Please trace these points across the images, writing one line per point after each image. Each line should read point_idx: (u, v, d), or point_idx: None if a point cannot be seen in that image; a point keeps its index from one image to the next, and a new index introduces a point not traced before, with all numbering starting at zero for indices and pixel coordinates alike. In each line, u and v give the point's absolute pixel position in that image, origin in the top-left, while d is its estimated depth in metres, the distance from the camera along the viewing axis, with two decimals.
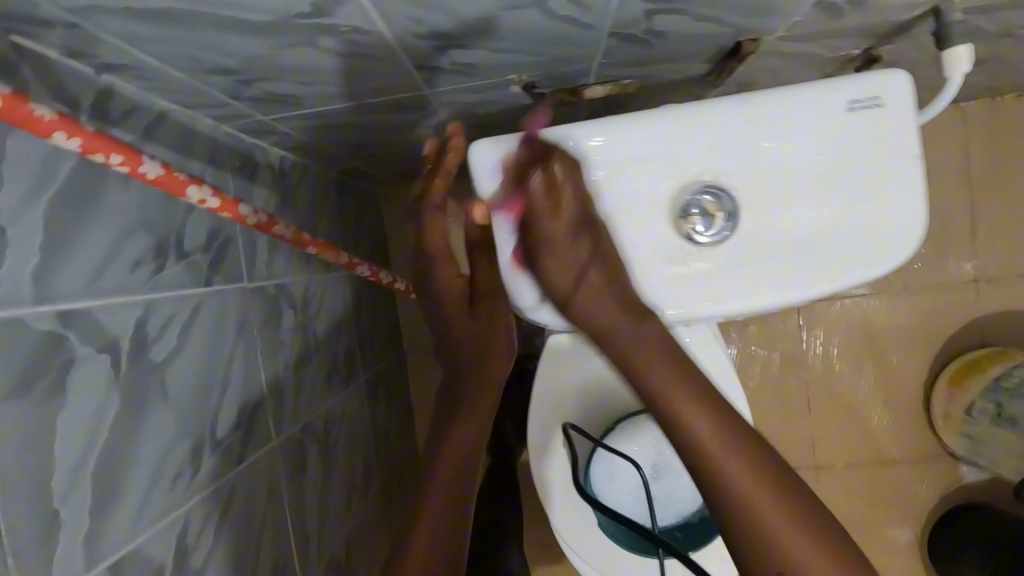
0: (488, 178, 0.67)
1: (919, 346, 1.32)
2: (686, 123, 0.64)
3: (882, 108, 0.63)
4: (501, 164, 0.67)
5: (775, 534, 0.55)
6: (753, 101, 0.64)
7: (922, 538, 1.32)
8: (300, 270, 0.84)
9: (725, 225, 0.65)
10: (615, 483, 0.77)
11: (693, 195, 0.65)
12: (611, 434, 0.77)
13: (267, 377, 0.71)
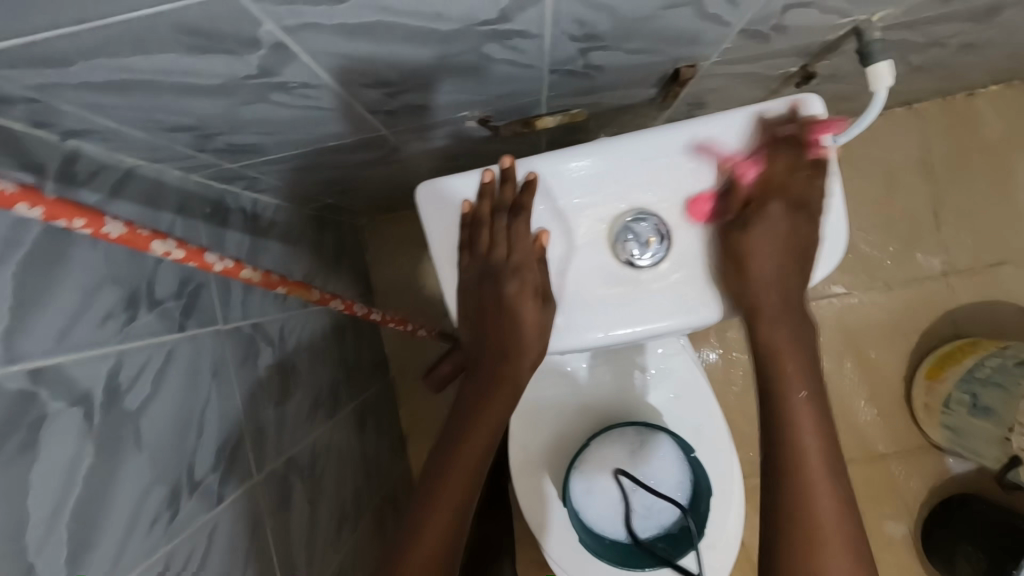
0: (437, 217, 0.69)
1: (896, 342, 1.35)
2: (615, 153, 0.66)
3: (800, 130, 0.65)
4: (455, 203, 0.68)
5: (822, 529, 0.56)
6: (677, 130, 0.65)
7: (917, 533, 1.32)
8: (276, 308, 0.86)
9: (660, 247, 0.67)
10: (593, 498, 0.78)
11: (629, 222, 0.66)
12: (587, 451, 0.79)
13: (246, 415, 0.73)
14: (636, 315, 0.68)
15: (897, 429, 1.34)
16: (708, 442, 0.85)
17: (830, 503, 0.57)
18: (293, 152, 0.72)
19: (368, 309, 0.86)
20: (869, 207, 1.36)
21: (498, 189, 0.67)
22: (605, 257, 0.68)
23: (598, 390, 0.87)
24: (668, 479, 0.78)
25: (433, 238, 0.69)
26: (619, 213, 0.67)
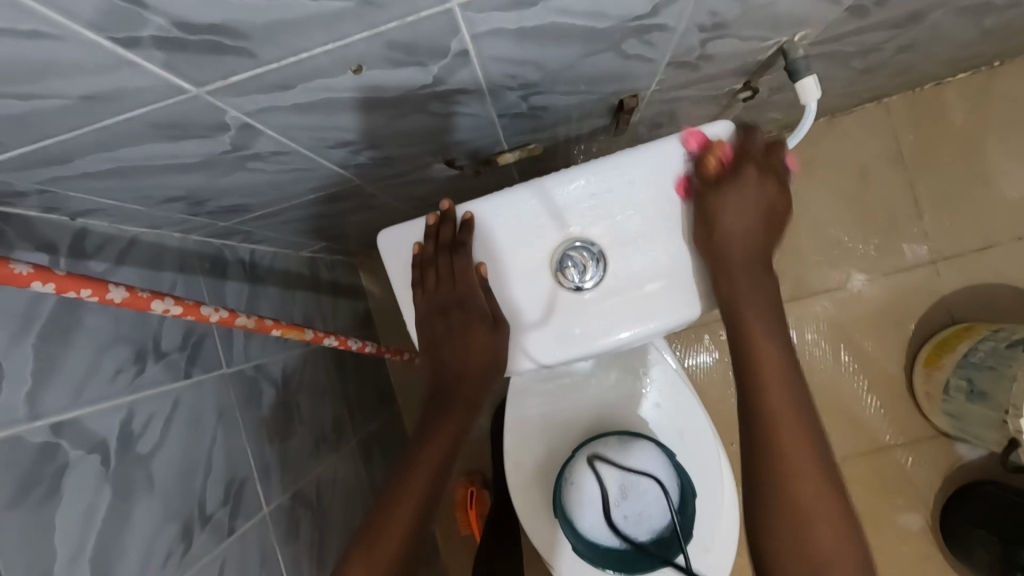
0: (395, 262, 0.75)
1: (892, 333, 1.35)
2: (542, 191, 0.71)
3: (714, 156, 0.69)
4: (405, 248, 0.75)
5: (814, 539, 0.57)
6: (597, 165, 0.70)
7: (933, 524, 1.31)
8: (277, 350, 0.92)
9: (598, 269, 0.70)
10: (589, 509, 0.79)
11: (566, 251, 0.71)
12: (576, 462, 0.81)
13: (252, 452, 0.79)
14: (584, 332, 0.72)
15: (901, 420, 1.34)
16: (693, 440, 0.89)
17: (812, 474, 0.59)
18: (279, 207, 0.79)
19: (362, 343, 0.91)
20: (849, 203, 1.39)
21: (439, 229, 0.72)
22: (546, 284, 0.72)
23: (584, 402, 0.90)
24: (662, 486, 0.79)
25: (395, 279, 0.75)
26: (557, 244, 0.71)
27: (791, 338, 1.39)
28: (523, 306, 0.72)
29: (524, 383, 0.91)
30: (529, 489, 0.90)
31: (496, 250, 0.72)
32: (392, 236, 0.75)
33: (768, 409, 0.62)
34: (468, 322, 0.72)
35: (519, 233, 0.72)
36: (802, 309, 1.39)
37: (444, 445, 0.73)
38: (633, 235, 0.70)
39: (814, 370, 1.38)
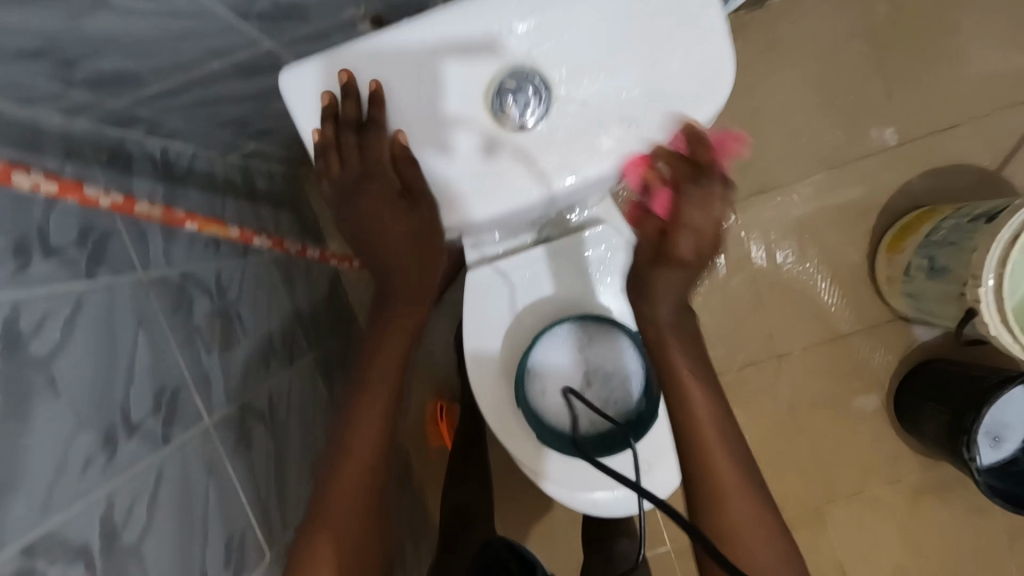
0: (307, 119, 0.69)
1: (857, 220, 1.34)
2: (473, 15, 0.66)
3: None
4: (310, 102, 0.69)
5: (733, 525, 0.68)
6: None
7: (888, 403, 1.36)
8: (208, 257, 0.84)
9: (539, 102, 0.66)
10: (548, 390, 0.87)
11: (501, 81, 0.66)
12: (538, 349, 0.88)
13: (188, 361, 0.73)
14: (524, 176, 0.69)
15: (862, 307, 1.36)
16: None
17: (724, 463, 0.70)
18: (181, 81, 0.68)
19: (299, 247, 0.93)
20: (818, 86, 1.33)
21: (339, 107, 0.67)
22: (484, 124, 0.68)
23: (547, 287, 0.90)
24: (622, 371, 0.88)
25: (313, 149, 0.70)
26: (494, 74, 0.67)
27: (758, 250, 1.37)
28: (440, 164, 0.69)
29: (481, 275, 0.89)
30: (495, 382, 0.89)
31: (402, 102, 0.68)
32: (297, 91, 0.68)
33: (687, 406, 0.73)
34: (389, 202, 0.71)
35: (425, 79, 0.67)
36: (769, 204, 1.36)
37: (392, 364, 0.76)
38: (585, 58, 0.66)
39: (781, 265, 1.37)
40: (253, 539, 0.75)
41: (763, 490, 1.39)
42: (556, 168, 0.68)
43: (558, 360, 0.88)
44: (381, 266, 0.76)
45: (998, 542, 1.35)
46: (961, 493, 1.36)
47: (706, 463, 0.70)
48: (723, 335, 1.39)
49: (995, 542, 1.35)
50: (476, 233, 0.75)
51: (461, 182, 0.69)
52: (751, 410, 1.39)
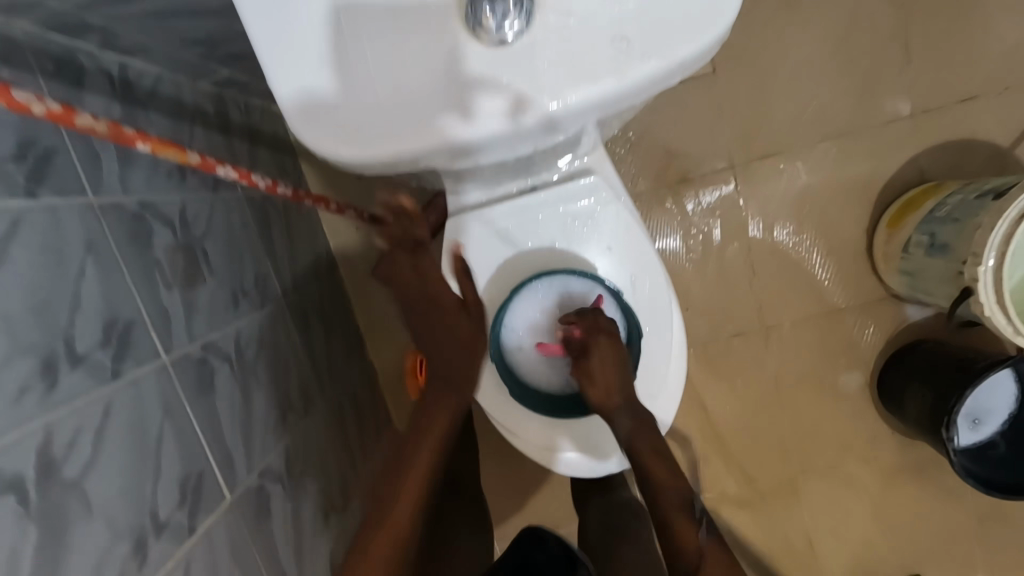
0: (271, 57, 0.63)
1: (860, 192, 1.29)
2: None
3: None
4: (271, 44, 0.63)
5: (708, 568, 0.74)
6: None
7: (871, 380, 1.35)
8: (170, 188, 0.79)
9: (519, 16, 0.61)
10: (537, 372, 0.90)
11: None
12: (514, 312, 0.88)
13: (144, 295, 0.69)
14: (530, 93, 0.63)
15: (857, 284, 1.33)
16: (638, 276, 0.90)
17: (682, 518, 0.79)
18: None
19: (273, 183, 0.86)
20: (831, 47, 1.26)
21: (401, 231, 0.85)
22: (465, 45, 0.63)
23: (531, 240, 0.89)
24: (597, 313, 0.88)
25: (274, 74, 0.64)
26: None
27: (756, 224, 1.33)
28: (429, 90, 0.64)
29: (460, 220, 0.89)
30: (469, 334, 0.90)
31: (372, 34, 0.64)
32: (255, 5, 0.63)
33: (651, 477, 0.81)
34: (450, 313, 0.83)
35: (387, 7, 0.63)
36: (771, 173, 1.31)
37: (435, 441, 0.83)
38: None
39: (777, 237, 1.33)
40: (213, 479, 0.72)
41: (740, 461, 1.40)
42: (559, 88, 0.63)
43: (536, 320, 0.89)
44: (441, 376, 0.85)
45: (965, 521, 1.37)
46: (934, 473, 1.37)
47: (671, 530, 0.78)
48: (712, 306, 1.36)
49: (963, 519, 1.37)
50: (485, 152, 0.70)
51: (460, 104, 0.64)
52: (735, 383, 1.38)
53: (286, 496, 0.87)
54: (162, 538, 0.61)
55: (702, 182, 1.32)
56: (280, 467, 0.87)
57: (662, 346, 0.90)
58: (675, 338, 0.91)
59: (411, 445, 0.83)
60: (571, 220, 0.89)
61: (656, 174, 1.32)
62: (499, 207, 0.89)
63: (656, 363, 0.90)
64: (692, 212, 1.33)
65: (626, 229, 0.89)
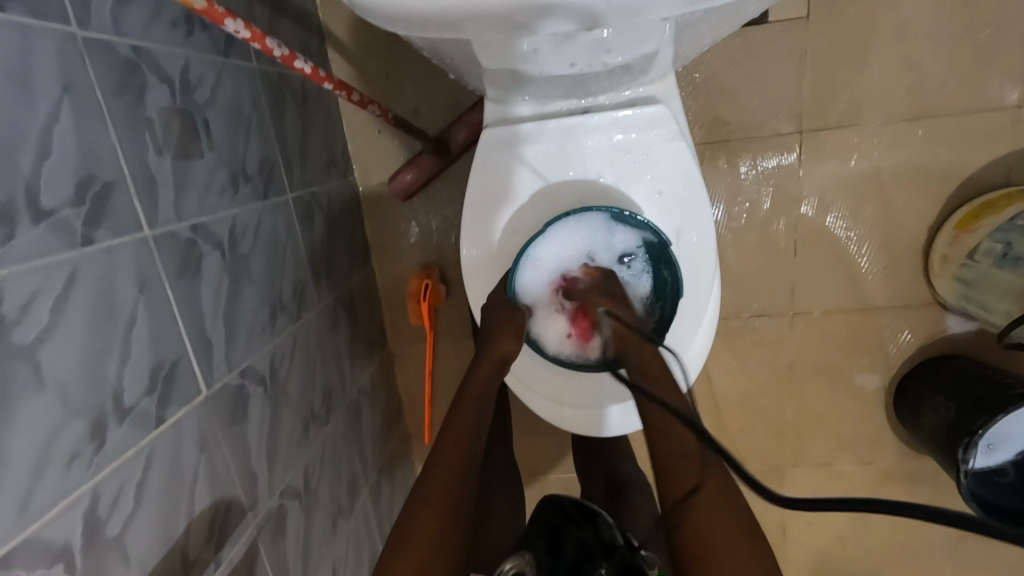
0: None
1: (935, 185, 1.16)
2: None
3: None
4: None
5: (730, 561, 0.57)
6: None
7: (890, 386, 1.28)
8: (174, 42, 0.69)
9: None
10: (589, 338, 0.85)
11: None
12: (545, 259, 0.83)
13: (129, 157, 0.60)
14: None
15: (901, 284, 1.22)
16: (682, 222, 0.82)
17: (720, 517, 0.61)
18: None
19: (292, 55, 0.72)
20: (948, 11, 1.09)
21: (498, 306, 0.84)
22: None
23: (571, 167, 0.82)
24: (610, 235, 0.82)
25: None
26: None
27: (810, 204, 1.21)
28: None
29: (500, 132, 0.82)
30: (488, 266, 0.86)
31: None
32: None
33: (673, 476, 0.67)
34: (506, 319, 0.81)
35: None
36: (841, 146, 1.17)
37: (468, 424, 0.72)
38: None
39: (828, 220, 1.21)
40: (188, 370, 0.66)
41: (732, 441, 1.35)
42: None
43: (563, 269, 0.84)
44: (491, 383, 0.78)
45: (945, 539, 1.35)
46: (929, 488, 1.32)
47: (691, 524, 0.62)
48: (741, 281, 1.27)
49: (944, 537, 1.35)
50: (542, 45, 0.64)
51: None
52: (746, 363, 1.32)
53: (266, 399, 0.82)
54: (124, 424, 0.57)
55: (763, 144, 1.19)
56: (265, 370, 0.83)
57: (696, 300, 0.83)
58: (710, 298, 0.84)
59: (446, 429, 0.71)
60: (617, 151, 0.81)
61: (713, 124, 1.19)
62: (541, 123, 0.81)
63: (683, 321, 0.84)
64: (744, 177, 1.21)
65: (675, 166, 0.81)
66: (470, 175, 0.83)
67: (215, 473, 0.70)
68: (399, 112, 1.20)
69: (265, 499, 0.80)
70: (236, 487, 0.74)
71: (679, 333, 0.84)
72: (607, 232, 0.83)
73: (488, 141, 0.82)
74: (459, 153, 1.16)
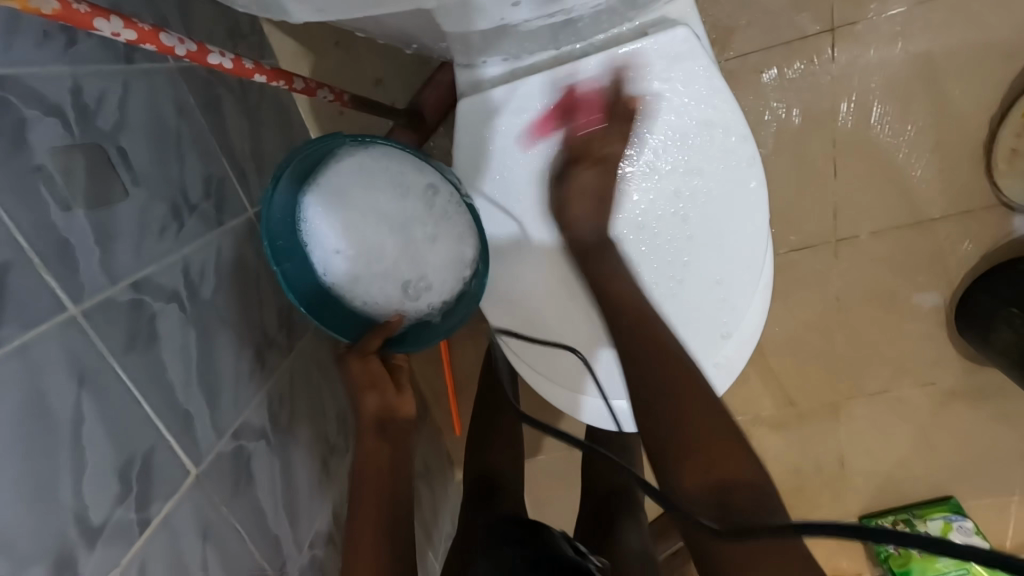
0: None
1: (989, 68, 1.02)
2: None
3: None
4: None
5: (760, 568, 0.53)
6: None
7: (951, 304, 1.14)
8: (52, 59, 0.53)
9: None
10: (461, 239, 0.74)
11: None
12: (332, 266, 0.72)
13: (22, 220, 0.47)
14: None
15: (958, 188, 1.08)
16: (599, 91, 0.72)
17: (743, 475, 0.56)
18: None
19: (205, 48, 0.57)
20: None
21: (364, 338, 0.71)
22: None
23: (579, 125, 0.73)
24: (339, 175, 0.71)
25: None
26: None
27: (847, 109, 1.06)
28: None
29: (486, 97, 0.73)
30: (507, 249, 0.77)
31: None
32: None
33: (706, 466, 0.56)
34: (372, 368, 0.71)
35: None
36: (879, 35, 1.02)
37: (380, 475, 0.71)
38: None
39: (871, 124, 1.06)
40: (168, 457, 0.57)
41: (779, 383, 1.22)
42: None
43: (346, 251, 0.72)
44: (382, 424, 0.73)
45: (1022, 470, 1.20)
46: (999, 405, 1.18)
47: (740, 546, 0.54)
48: (774, 209, 1.12)
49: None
50: None
51: None
52: (787, 299, 1.18)
53: (272, 453, 0.73)
54: (98, 547, 0.48)
55: (786, 48, 1.04)
56: (264, 421, 0.73)
57: (739, 254, 0.76)
58: (761, 249, 0.76)
59: (358, 495, 0.70)
60: (627, 86, 0.72)
61: (730, 26, 1.04)
62: (538, 78, 0.72)
63: (737, 282, 0.76)
64: (768, 85, 1.06)
65: (699, 101, 0.72)
66: (456, 150, 0.75)
67: (228, 558, 0.62)
68: (363, 87, 1.05)
69: (293, 558, 0.74)
70: (259, 560, 0.67)
71: (731, 303, 0.76)
72: (339, 183, 0.71)
73: (477, 110, 0.73)
74: (432, 124, 1.00)
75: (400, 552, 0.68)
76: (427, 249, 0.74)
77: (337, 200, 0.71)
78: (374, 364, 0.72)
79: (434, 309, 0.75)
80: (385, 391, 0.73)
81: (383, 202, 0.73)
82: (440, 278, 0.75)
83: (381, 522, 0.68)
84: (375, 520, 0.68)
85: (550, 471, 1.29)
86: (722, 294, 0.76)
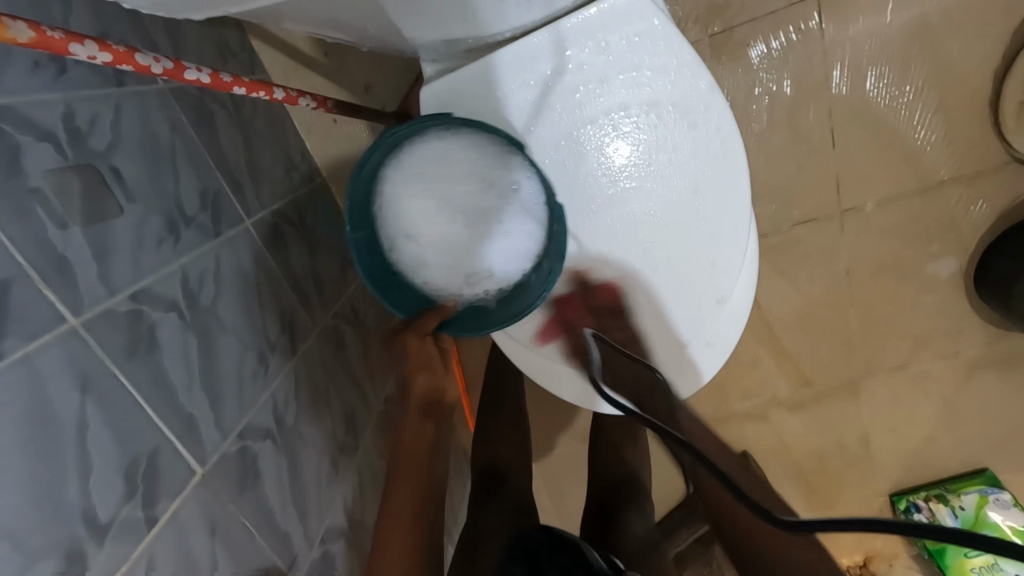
0: None
1: (988, 23, 0.99)
2: None
3: None
4: None
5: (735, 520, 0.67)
6: None
7: (968, 270, 1.10)
8: (44, 87, 0.56)
9: None
10: (532, 237, 0.72)
11: None
12: (398, 243, 0.71)
13: (21, 242, 0.50)
14: None
15: (967, 149, 1.04)
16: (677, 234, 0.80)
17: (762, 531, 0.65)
18: None
19: (181, 64, 0.60)
20: None
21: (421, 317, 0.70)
22: None
23: (565, 98, 0.75)
24: (428, 155, 0.72)
25: None
26: None
27: (841, 77, 1.03)
28: None
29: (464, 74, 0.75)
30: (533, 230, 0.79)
31: None
32: None
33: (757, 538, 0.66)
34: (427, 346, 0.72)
35: None
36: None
37: (423, 453, 0.74)
38: None
39: (866, 91, 1.04)
40: (173, 457, 0.59)
41: (792, 361, 1.19)
42: None
43: (414, 229, 0.71)
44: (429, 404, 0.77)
45: None
46: None
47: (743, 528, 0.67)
48: (774, 185, 1.10)
49: None
50: None
51: None
52: (794, 275, 1.15)
53: (278, 451, 0.76)
54: (106, 544, 0.50)
55: (773, 20, 1.02)
56: (269, 422, 0.76)
57: (727, 221, 0.79)
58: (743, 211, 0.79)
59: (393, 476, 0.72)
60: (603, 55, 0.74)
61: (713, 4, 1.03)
62: (510, 55, 0.74)
63: (725, 247, 0.79)
64: (757, 61, 1.04)
65: (667, 61, 0.75)
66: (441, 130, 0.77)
67: (239, 553, 0.65)
68: (352, 94, 1.09)
69: (304, 553, 0.76)
70: (269, 554, 0.69)
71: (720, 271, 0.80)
72: (422, 164, 0.71)
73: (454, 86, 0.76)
74: None
75: (430, 530, 0.70)
76: (495, 241, 0.72)
77: (419, 178, 0.71)
78: (429, 342, 0.72)
79: (492, 303, 0.74)
80: (437, 368, 0.75)
81: (461, 188, 0.72)
82: (502, 274, 0.73)
83: (418, 500, 0.71)
84: (412, 496, 0.71)
85: (564, 462, 1.29)
86: (713, 262, 0.80)
